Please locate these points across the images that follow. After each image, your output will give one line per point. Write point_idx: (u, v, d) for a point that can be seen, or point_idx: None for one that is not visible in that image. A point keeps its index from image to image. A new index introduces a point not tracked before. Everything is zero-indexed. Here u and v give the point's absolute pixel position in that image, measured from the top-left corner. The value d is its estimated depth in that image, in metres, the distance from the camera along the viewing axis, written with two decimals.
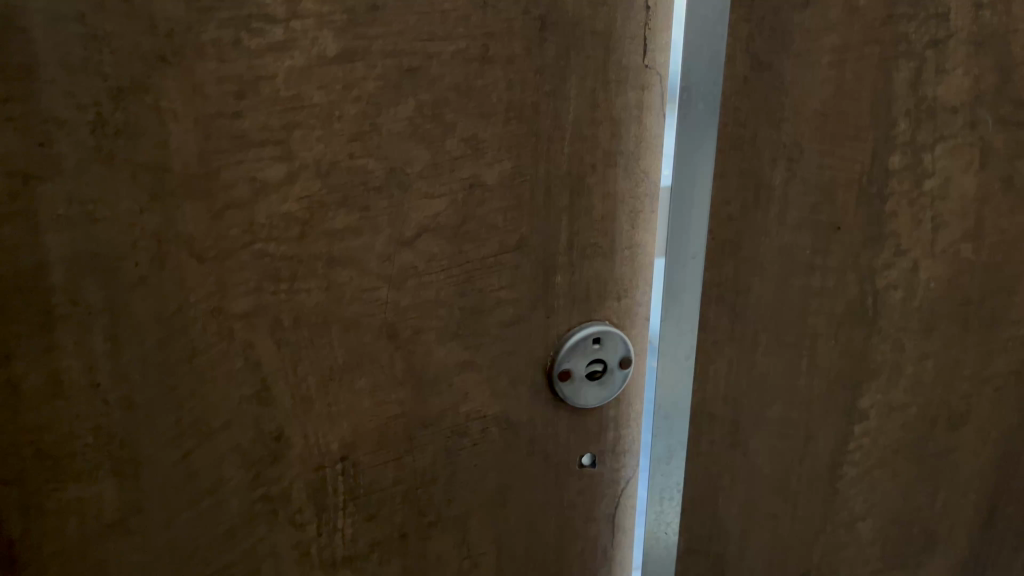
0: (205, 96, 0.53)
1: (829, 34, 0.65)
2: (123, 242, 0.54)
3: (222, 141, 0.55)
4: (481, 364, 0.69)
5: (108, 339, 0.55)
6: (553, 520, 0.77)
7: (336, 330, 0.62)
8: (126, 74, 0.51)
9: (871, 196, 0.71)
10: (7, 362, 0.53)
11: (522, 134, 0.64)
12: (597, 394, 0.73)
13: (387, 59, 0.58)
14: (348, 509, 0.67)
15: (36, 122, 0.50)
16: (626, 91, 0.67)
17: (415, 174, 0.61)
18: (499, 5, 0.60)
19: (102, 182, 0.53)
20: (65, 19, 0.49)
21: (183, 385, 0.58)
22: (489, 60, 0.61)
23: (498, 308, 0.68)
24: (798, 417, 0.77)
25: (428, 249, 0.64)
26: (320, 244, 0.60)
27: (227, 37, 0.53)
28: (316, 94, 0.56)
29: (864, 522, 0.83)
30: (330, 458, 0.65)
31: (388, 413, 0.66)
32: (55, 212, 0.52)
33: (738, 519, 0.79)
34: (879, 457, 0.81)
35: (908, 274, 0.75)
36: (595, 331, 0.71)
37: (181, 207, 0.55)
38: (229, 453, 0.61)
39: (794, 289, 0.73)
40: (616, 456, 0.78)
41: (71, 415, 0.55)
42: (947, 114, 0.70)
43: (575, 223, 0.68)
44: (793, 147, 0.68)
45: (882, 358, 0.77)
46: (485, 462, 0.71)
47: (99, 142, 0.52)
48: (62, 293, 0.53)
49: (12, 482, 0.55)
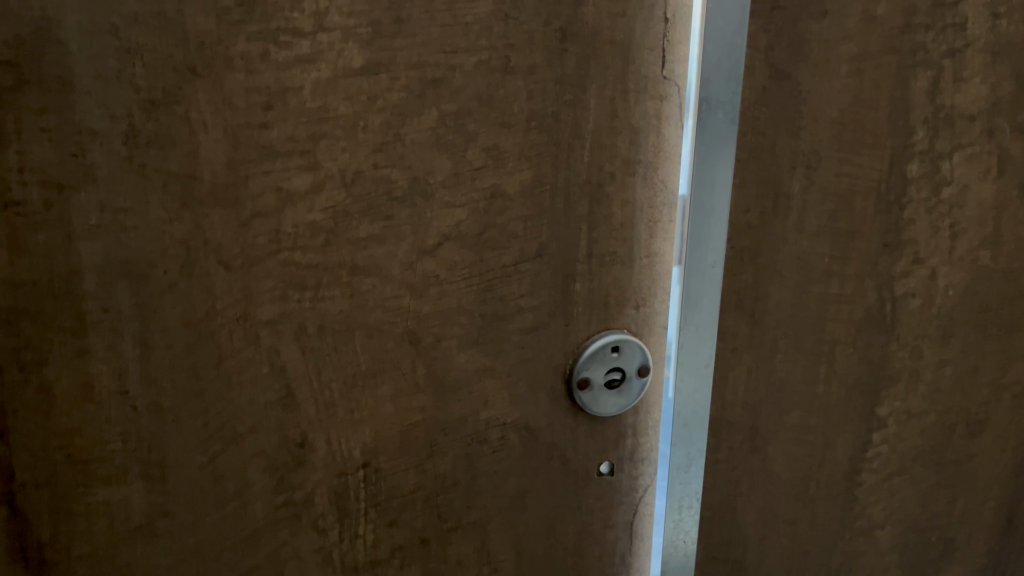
0: (233, 107, 0.55)
1: (845, 43, 0.66)
2: (153, 249, 0.55)
3: (250, 151, 0.56)
4: (501, 370, 0.69)
5: (138, 345, 0.56)
6: (572, 527, 0.77)
7: (359, 337, 0.63)
8: (157, 86, 0.53)
9: (890, 204, 0.71)
10: (39, 368, 0.54)
11: (543, 143, 0.65)
12: (616, 402, 0.73)
13: (411, 70, 0.59)
14: (370, 514, 0.68)
15: (70, 133, 0.51)
16: (645, 101, 0.67)
17: (437, 183, 0.62)
18: (521, 17, 0.61)
19: (133, 191, 0.53)
20: (100, 33, 0.50)
21: (210, 389, 0.59)
22: (511, 71, 0.62)
23: (518, 315, 0.68)
24: (816, 424, 0.78)
25: (450, 257, 0.65)
26: (344, 252, 0.61)
27: (256, 50, 0.55)
28: (341, 106, 0.58)
29: (882, 530, 0.83)
30: (353, 464, 0.66)
31: (410, 419, 0.67)
32: (87, 221, 0.52)
33: (756, 525, 0.80)
34: (898, 465, 0.81)
35: (927, 281, 0.75)
36: (614, 339, 0.72)
37: (209, 215, 0.56)
38: (255, 457, 0.62)
39: (811, 297, 0.73)
40: (634, 464, 0.78)
41: (101, 420, 0.56)
42: (965, 122, 0.71)
43: (595, 231, 0.69)
44: (811, 156, 0.69)
45: (900, 366, 0.77)
46: (504, 467, 0.72)
47: (131, 152, 0.53)
48: (93, 300, 0.54)
49: (42, 486, 0.55)
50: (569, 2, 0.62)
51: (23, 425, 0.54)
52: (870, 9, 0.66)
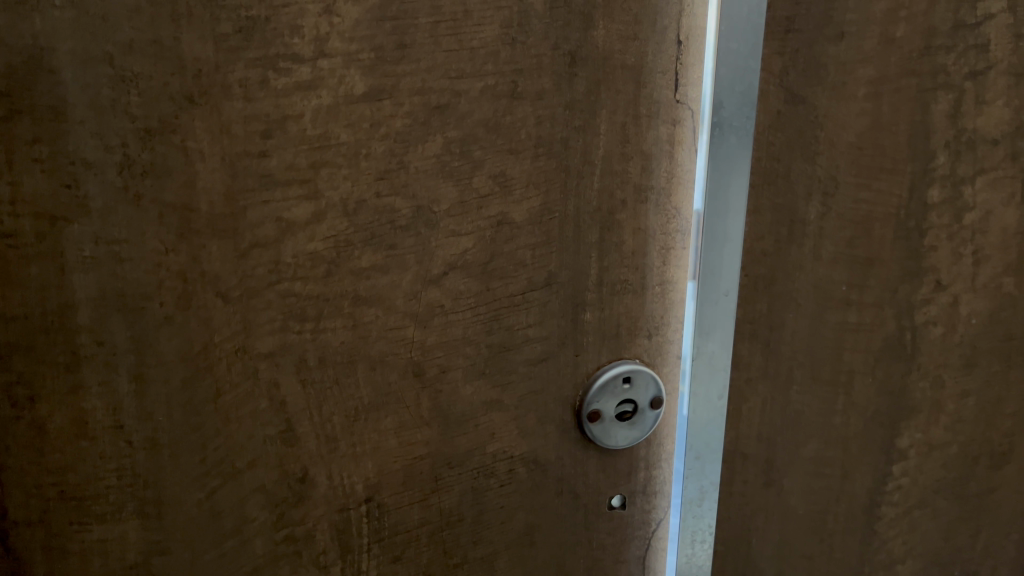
0: (232, 135, 0.54)
1: (864, 66, 0.64)
2: (148, 281, 0.53)
3: (249, 180, 0.55)
4: (508, 403, 0.67)
5: (133, 379, 0.53)
6: (581, 561, 0.75)
7: (362, 369, 0.62)
8: (153, 115, 0.51)
9: (910, 230, 0.69)
10: (32, 403, 0.51)
11: (551, 170, 0.63)
12: (627, 435, 0.71)
13: (415, 96, 0.57)
14: (373, 550, 0.66)
15: (64, 164, 0.49)
16: (657, 125, 0.65)
17: (442, 212, 0.61)
18: (528, 41, 0.59)
19: (128, 222, 0.51)
20: (95, 61, 0.48)
21: (208, 424, 0.57)
22: (518, 96, 0.60)
23: (526, 345, 0.66)
24: (834, 456, 0.75)
25: (455, 287, 0.63)
26: (346, 282, 0.59)
27: (255, 77, 0.54)
28: (343, 133, 0.56)
29: (902, 564, 0.80)
30: (355, 499, 0.64)
31: (414, 453, 0.65)
32: (81, 253, 0.50)
33: (772, 561, 0.77)
34: (918, 497, 0.78)
35: (948, 309, 0.73)
36: (625, 370, 0.69)
37: (207, 245, 0.55)
38: (254, 492, 0.60)
39: (828, 326, 0.71)
40: (647, 497, 0.76)
41: (95, 456, 0.53)
42: (987, 146, 0.68)
43: (605, 259, 0.67)
44: (828, 181, 0.67)
45: (921, 396, 0.75)
46: (512, 502, 0.70)
47: (127, 182, 0.51)
48: (88, 333, 0.51)
49: (36, 523, 0.53)
50: (578, 25, 0.60)
51: (15, 462, 0.52)
52: (889, 30, 0.64)
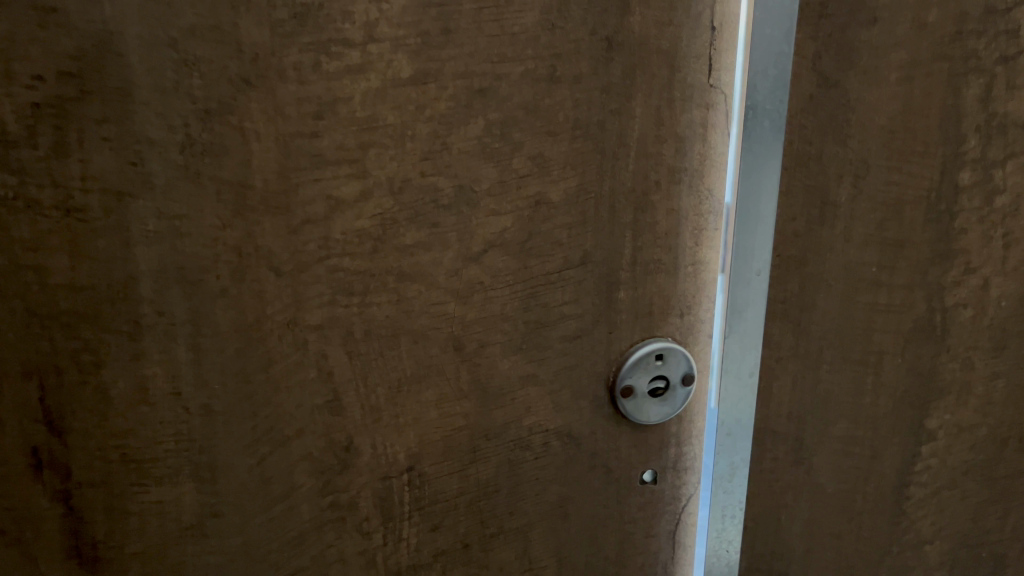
0: (285, 116, 0.57)
1: (896, 50, 0.66)
2: (206, 256, 0.55)
3: (301, 159, 0.58)
4: (544, 377, 0.70)
5: (191, 349, 0.56)
6: (613, 535, 0.77)
7: (405, 343, 0.64)
8: (212, 97, 0.54)
9: (940, 213, 0.70)
10: (96, 370, 0.53)
11: (588, 152, 0.65)
12: (659, 411, 0.73)
13: (458, 80, 0.60)
14: (414, 518, 0.68)
15: (130, 142, 0.51)
16: (691, 109, 0.67)
17: (483, 191, 0.63)
18: (567, 26, 0.62)
19: (188, 198, 0.54)
20: (159, 45, 0.51)
21: (259, 392, 0.60)
22: (557, 80, 0.63)
23: (561, 322, 0.69)
24: (863, 436, 0.76)
25: (494, 264, 0.65)
26: (391, 259, 0.62)
27: (308, 61, 0.56)
28: (390, 115, 0.59)
29: (931, 545, 0.81)
30: (397, 468, 0.67)
31: (453, 424, 0.68)
32: (145, 227, 0.53)
33: (800, 538, 0.79)
34: (947, 478, 0.79)
35: (978, 291, 0.74)
36: (658, 347, 0.71)
37: (261, 222, 0.58)
38: (302, 460, 0.63)
39: (859, 307, 0.73)
40: (677, 473, 0.77)
41: (156, 420, 0.55)
42: (1019, 130, 0.69)
43: (639, 239, 0.69)
44: (859, 164, 0.68)
45: (951, 378, 0.76)
46: (547, 475, 0.72)
47: (187, 160, 0.54)
48: (150, 305, 0.54)
49: (98, 484, 0.54)
50: (615, 12, 0.62)
51: (79, 426, 0.53)
52: (921, 15, 0.65)
